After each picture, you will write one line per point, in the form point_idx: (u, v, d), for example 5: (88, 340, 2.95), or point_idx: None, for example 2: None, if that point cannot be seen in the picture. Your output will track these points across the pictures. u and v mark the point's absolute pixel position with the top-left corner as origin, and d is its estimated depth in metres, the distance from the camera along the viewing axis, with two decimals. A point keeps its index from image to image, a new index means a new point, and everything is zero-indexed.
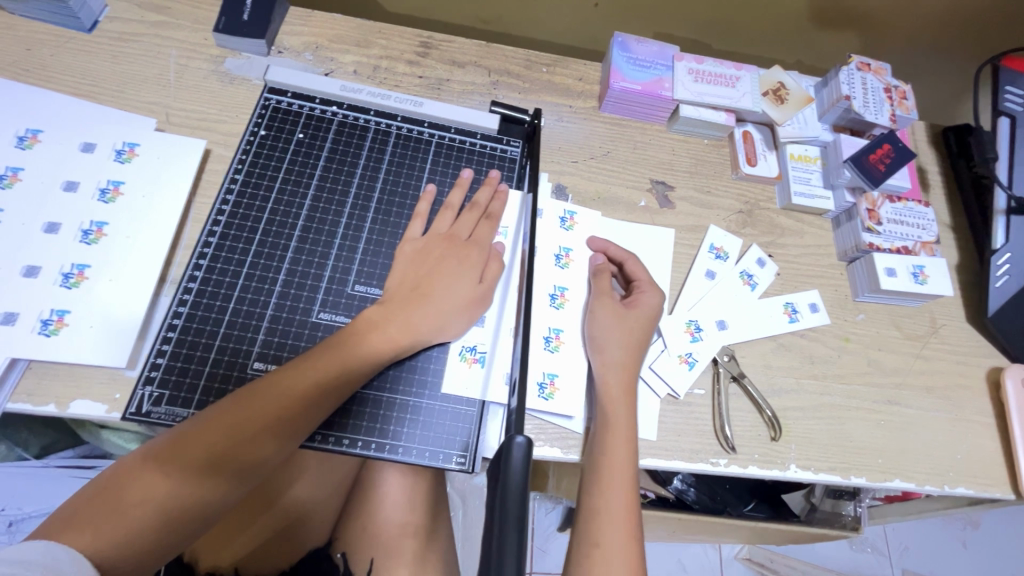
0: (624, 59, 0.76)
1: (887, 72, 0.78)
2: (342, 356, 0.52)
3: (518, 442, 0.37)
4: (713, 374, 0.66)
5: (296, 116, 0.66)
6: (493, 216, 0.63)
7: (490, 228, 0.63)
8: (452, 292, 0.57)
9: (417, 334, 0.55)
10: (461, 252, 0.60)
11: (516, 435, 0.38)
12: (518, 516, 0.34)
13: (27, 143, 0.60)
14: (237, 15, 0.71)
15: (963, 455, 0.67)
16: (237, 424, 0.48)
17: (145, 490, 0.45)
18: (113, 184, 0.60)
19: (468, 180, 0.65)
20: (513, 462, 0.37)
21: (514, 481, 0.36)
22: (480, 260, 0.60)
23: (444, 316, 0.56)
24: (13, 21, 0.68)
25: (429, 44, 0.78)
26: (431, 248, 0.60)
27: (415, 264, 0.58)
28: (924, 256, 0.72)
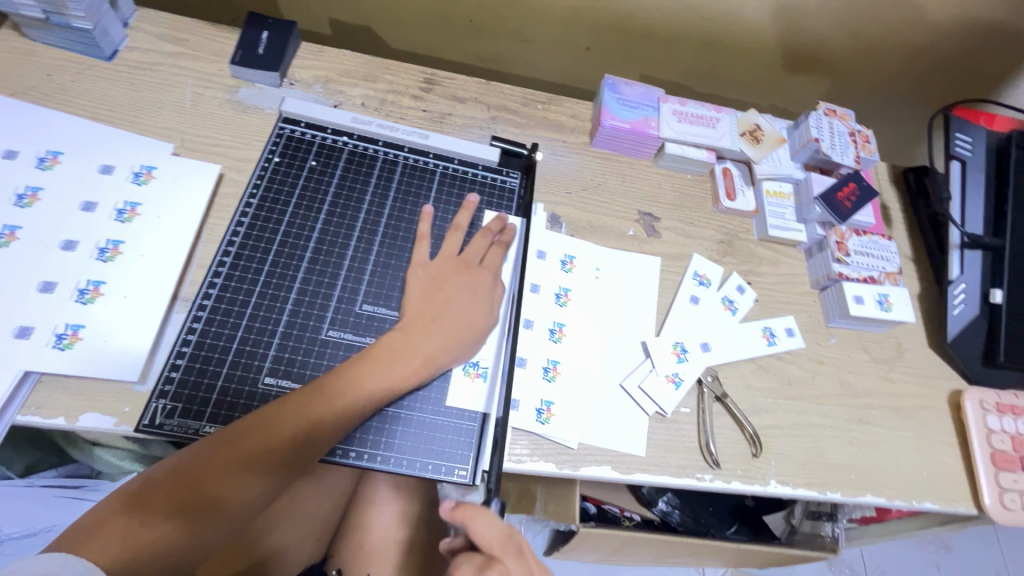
0: (614, 99, 0.82)
1: (851, 118, 0.86)
2: (349, 384, 0.54)
3: None
4: (698, 394, 0.70)
5: (309, 145, 0.70)
6: (500, 242, 0.67)
7: (500, 254, 0.66)
8: (464, 315, 0.61)
9: (434, 360, 0.58)
10: (472, 278, 0.63)
11: None
12: None
13: (47, 165, 0.62)
14: (253, 49, 0.76)
15: (929, 471, 0.72)
16: (229, 462, 0.49)
17: (138, 525, 0.45)
18: (129, 206, 0.62)
19: (474, 203, 0.69)
20: None
21: None
22: (488, 285, 0.64)
23: (458, 339, 0.59)
24: (35, 48, 0.71)
25: (432, 81, 0.83)
26: (444, 274, 0.63)
27: (427, 290, 0.61)
28: (889, 285, 0.78)
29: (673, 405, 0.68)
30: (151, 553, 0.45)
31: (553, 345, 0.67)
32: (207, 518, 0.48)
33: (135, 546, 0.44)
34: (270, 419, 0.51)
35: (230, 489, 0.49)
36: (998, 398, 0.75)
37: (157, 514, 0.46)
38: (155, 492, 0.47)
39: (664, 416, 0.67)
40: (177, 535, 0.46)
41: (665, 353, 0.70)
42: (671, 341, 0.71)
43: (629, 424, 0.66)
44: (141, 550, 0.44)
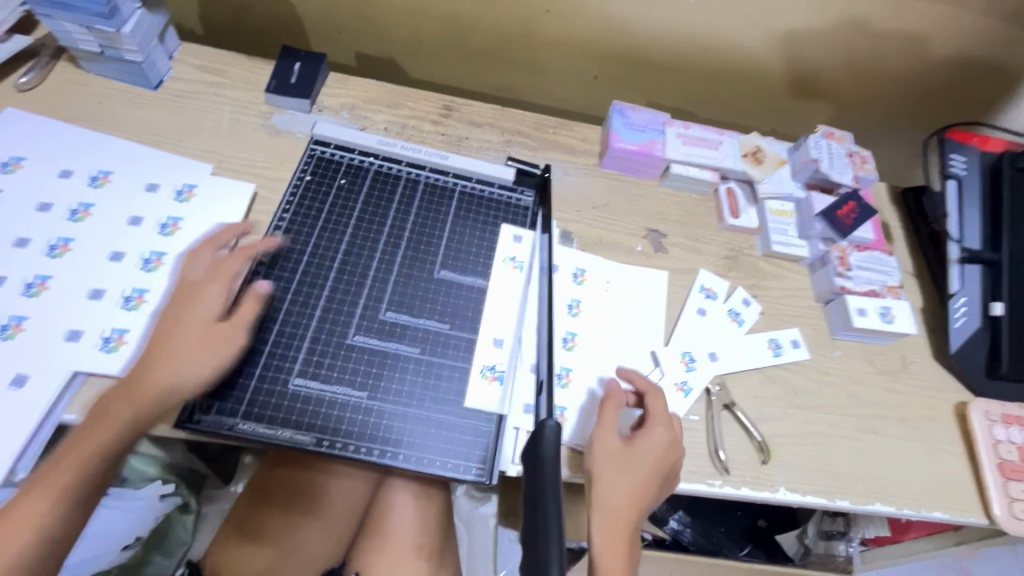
0: (621, 123, 0.87)
1: (849, 140, 0.90)
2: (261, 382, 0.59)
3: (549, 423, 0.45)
4: (706, 402, 0.72)
5: (339, 165, 0.75)
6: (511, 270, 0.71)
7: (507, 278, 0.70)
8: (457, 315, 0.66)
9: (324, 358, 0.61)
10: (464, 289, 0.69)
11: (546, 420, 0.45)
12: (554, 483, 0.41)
13: (98, 182, 0.68)
14: (285, 79, 0.82)
15: (937, 481, 0.73)
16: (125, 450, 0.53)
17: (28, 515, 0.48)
18: (172, 220, 0.67)
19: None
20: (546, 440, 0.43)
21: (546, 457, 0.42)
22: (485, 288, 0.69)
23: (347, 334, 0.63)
24: (88, 78, 0.78)
25: (451, 107, 0.88)
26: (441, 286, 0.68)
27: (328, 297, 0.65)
28: (891, 298, 0.81)
29: (683, 412, 0.70)
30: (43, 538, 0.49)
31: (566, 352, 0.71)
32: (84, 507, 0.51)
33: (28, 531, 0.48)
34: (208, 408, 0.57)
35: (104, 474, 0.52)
36: (1004, 409, 0.77)
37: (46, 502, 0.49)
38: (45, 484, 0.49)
39: None
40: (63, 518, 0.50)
41: (673, 362, 0.73)
42: (679, 350, 0.74)
43: (640, 430, 0.68)
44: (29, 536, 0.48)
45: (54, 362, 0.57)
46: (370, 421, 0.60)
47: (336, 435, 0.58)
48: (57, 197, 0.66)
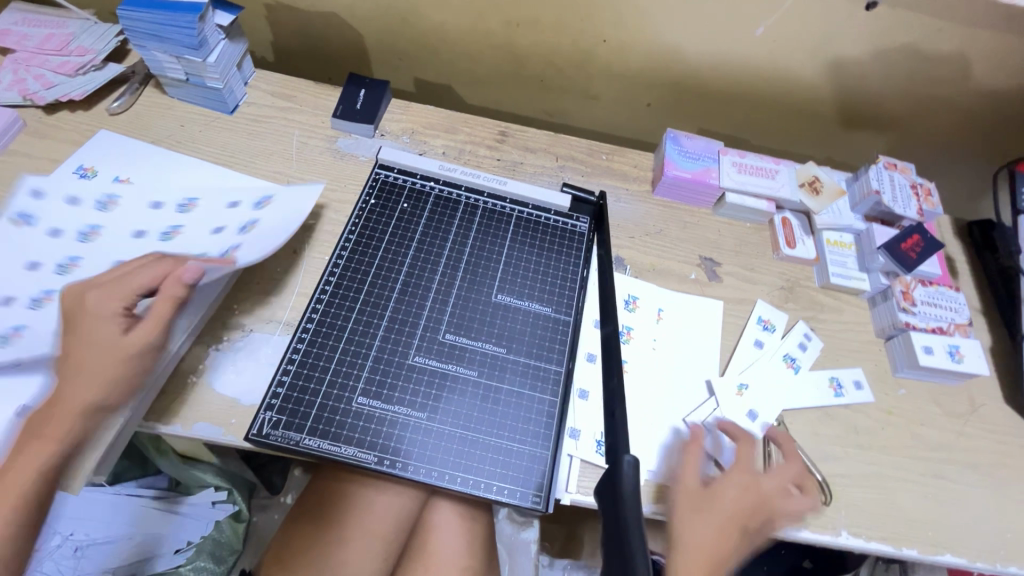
0: (676, 151, 0.87)
1: (912, 172, 0.88)
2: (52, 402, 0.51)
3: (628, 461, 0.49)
4: (763, 438, 0.70)
5: (401, 189, 0.77)
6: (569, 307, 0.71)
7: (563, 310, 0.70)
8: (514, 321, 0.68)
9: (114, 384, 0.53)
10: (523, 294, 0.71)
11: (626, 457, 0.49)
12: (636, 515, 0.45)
13: (187, 208, 0.72)
14: (352, 105, 0.85)
15: (1013, 534, 0.69)
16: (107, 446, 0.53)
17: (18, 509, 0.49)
18: (249, 222, 0.70)
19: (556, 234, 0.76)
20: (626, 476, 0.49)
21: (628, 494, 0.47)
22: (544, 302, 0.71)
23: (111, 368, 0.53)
24: (172, 103, 0.83)
25: (506, 133, 0.90)
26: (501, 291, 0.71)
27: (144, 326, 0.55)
28: (959, 337, 0.78)
29: None
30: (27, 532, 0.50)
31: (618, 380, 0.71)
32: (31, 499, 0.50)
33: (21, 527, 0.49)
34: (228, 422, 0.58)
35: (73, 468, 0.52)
36: None
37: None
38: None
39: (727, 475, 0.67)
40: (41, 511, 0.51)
41: (729, 394, 0.71)
42: (735, 381, 0.73)
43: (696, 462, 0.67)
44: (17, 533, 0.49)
45: None
46: (429, 443, 0.60)
47: (397, 456, 0.59)
48: (152, 214, 0.70)
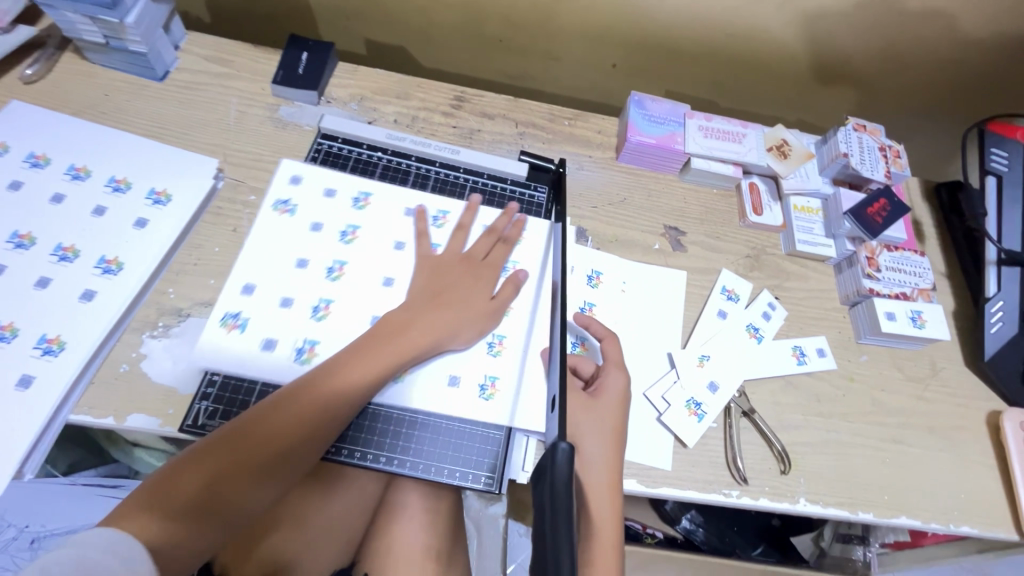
0: (639, 115, 0.83)
1: (881, 133, 0.85)
2: None
3: (562, 447, 0.39)
4: (724, 410, 0.69)
5: (347, 160, 0.75)
6: (516, 277, 0.68)
7: (512, 290, 0.67)
8: (468, 306, 0.64)
9: None
10: (475, 272, 0.67)
11: (560, 442, 0.40)
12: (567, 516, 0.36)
13: (114, 188, 0.66)
14: (293, 69, 0.79)
15: (967, 494, 0.70)
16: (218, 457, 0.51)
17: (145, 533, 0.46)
18: (283, 202, 0.70)
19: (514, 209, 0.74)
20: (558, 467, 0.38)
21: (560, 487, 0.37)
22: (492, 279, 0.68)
23: None
24: (94, 69, 0.76)
25: (462, 98, 0.85)
26: (450, 265, 0.67)
27: None
28: (922, 302, 0.77)
29: (695, 438, 0.66)
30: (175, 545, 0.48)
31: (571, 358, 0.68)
32: (229, 519, 0.51)
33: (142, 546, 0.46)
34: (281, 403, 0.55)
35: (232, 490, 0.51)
36: None
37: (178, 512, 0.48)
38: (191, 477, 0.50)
39: (686, 448, 0.66)
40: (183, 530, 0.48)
41: (689, 367, 0.70)
42: (697, 353, 0.71)
43: (653, 439, 0.66)
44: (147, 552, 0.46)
45: (60, 362, 0.56)
46: (376, 427, 0.61)
47: (349, 442, 0.60)
48: (73, 198, 0.65)
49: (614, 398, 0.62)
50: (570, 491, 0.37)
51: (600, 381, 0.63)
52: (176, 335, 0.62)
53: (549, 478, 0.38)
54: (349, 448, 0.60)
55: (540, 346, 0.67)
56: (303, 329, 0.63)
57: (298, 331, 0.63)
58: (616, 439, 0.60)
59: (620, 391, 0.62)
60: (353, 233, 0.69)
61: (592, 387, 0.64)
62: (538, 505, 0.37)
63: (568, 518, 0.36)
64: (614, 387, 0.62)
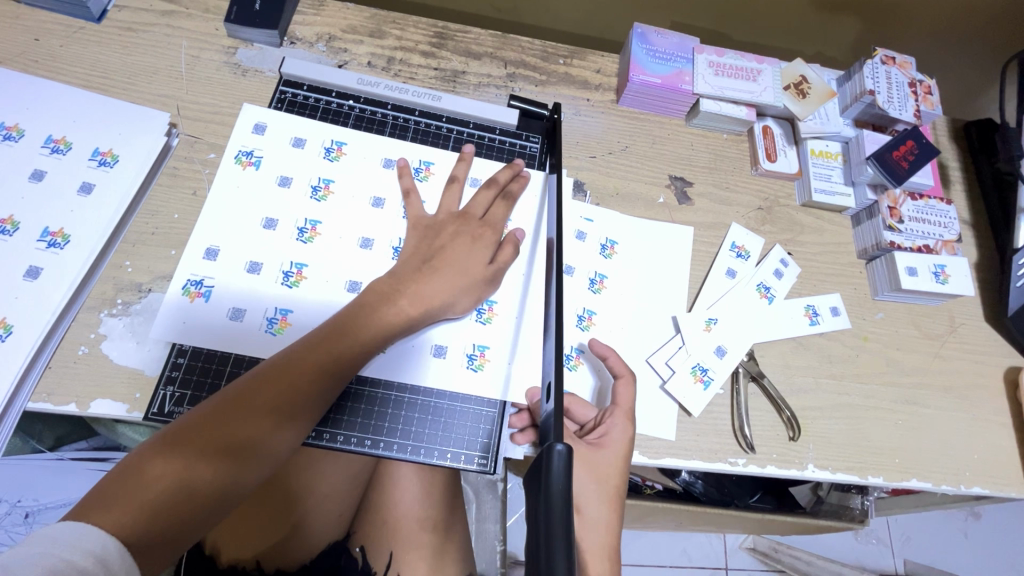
0: (643, 51, 0.74)
1: (912, 67, 0.76)
2: None
3: (558, 451, 0.35)
4: (732, 374, 0.65)
5: (314, 110, 0.67)
6: (515, 238, 0.62)
7: (512, 252, 0.62)
8: (460, 272, 0.58)
9: None
10: (473, 232, 0.61)
11: (555, 443, 0.36)
12: (564, 531, 0.32)
13: (52, 149, 0.59)
14: (249, 5, 0.70)
15: (980, 455, 0.67)
16: (221, 412, 0.48)
17: (142, 486, 0.43)
18: (247, 153, 0.62)
19: (520, 165, 0.67)
20: (553, 476, 0.35)
21: (556, 498, 0.34)
22: (493, 243, 0.62)
23: None
24: (19, 10, 0.66)
25: (444, 35, 0.76)
26: (443, 227, 0.61)
27: None
28: (946, 255, 0.71)
29: (701, 406, 0.63)
30: (175, 503, 0.44)
31: (568, 373, 0.62)
32: (234, 471, 0.47)
33: (138, 504, 0.42)
34: (291, 359, 0.51)
35: (235, 441, 0.47)
36: None
37: (178, 470, 0.45)
38: (198, 431, 0.47)
39: (690, 416, 0.63)
40: (181, 483, 0.44)
41: (696, 331, 0.65)
42: (703, 317, 0.66)
43: (658, 407, 0.62)
44: (146, 507, 0.42)
45: (9, 347, 0.51)
46: (361, 409, 0.57)
47: (334, 427, 0.56)
48: (5, 162, 0.57)
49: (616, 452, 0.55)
50: (568, 500, 0.34)
51: (602, 431, 0.56)
52: (137, 313, 0.57)
53: (544, 487, 0.34)
54: (331, 432, 0.56)
55: (535, 314, 0.62)
56: (277, 301, 0.58)
57: (266, 298, 0.58)
58: (614, 493, 0.55)
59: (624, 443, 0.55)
60: (327, 188, 0.62)
61: (592, 435, 0.57)
62: (531, 516, 0.34)
63: (565, 534, 0.32)
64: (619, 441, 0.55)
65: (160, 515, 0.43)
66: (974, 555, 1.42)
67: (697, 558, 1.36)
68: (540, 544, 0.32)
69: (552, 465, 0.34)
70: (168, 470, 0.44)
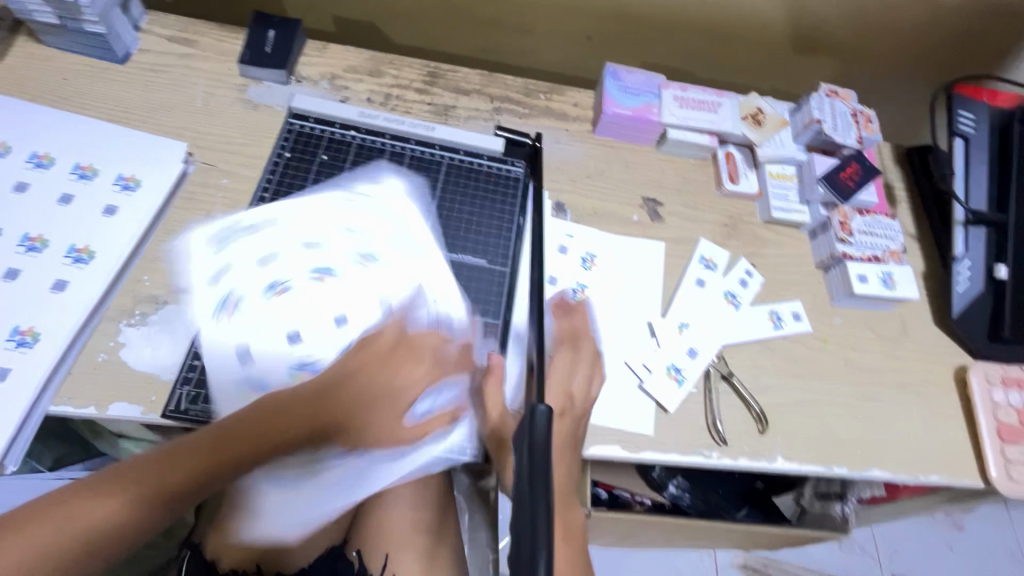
0: (615, 87, 0.83)
1: (853, 99, 0.86)
2: None
3: (541, 410, 0.39)
4: (704, 374, 0.71)
5: (319, 140, 0.74)
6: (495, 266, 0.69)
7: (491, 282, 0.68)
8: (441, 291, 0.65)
9: None
10: (452, 273, 0.68)
11: (538, 406, 0.40)
12: (545, 473, 0.36)
13: (78, 175, 0.65)
14: (260, 48, 0.77)
15: (936, 446, 0.73)
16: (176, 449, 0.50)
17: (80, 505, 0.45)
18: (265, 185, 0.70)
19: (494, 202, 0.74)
20: (537, 431, 0.38)
21: (537, 448, 0.38)
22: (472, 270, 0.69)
23: None
24: (50, 53, 0.73)
25: (436, 74, 0.84)
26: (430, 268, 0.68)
27: None
28: (893, 264, 0.79)
29: (676, 403, 0.68)
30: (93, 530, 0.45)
31: None
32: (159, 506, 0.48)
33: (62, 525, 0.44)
34: (267, 405, 0.56)
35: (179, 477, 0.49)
36: (1004, 372, 0.76)
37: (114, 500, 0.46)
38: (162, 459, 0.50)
39: (667, 413, 0.68)
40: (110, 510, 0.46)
41: (669, 335, 0.71)
42: (676, 322, 0.73)
43: (635, 405, 0.67)
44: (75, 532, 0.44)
45: (36, 354, 0.56)
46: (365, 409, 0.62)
47: None
48: (35, 188, 0.63)
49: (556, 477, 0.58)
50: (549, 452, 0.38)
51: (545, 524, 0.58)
52: (154, 323, 0.61)
53: (529, 441, 0.38)
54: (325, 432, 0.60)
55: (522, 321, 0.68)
56: (284, 313, 0.62)
57: (274, 309, 0.62)
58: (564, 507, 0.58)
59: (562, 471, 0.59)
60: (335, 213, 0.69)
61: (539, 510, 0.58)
62: (517, 465, 0.38)
63: (546, 478, 0.36)
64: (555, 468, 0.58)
65: (98, 547, 0.45)
66: (959, 566, 1.44)
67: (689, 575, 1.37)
68: (525, 486, 0.36)
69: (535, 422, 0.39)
70: (116, 499, 0.46)
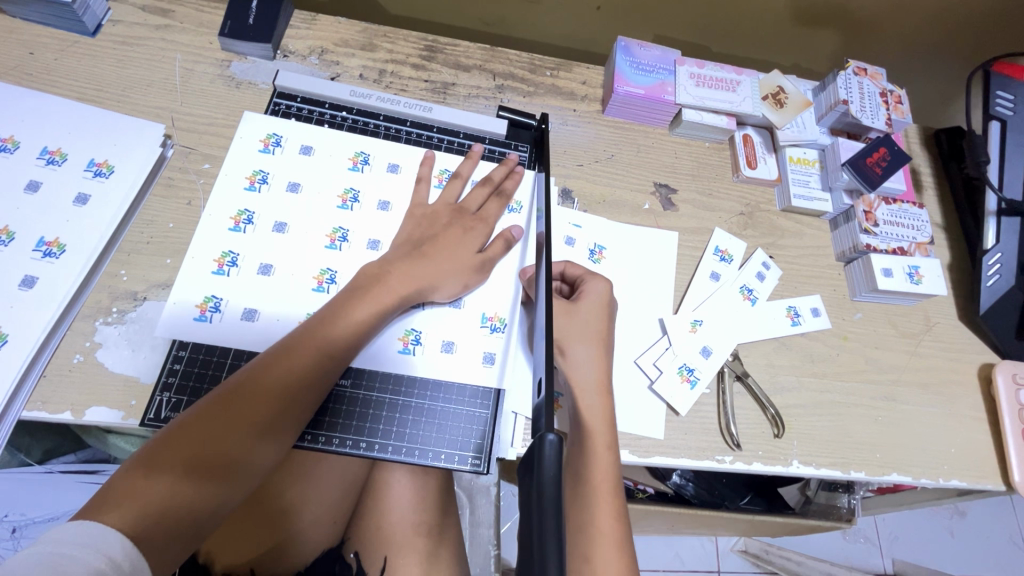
0: (627, 63, 0.77)
1: (883, 78, 0.80)
2: None
3: (550, 439, 0.35)
4: (717, 374, 0.67)
5: (307, 121, 0.69)
6: (508, 235, 0.65)
7: (503, 248, 0.64)
8: (455, 254, 0.61)
9: None
10: (466, 224, 0.64)
11: (547, 433, 0.35)
12: (555, 512, 0.32)
13: (46, 160, 0.60)
14: (242, 19, 0.71)
15: (958, 448, 0.70)
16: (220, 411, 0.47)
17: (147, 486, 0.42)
18: (277, 141, 0.65)
19: (514, 161, 0.70)
20: (546, 462, 0.34)
21: (547, 484, 0.33)
22: (486, 234, 0.64)
23: None
24: (14, 24, 0.67)
25: (434, 48, 0.78)
26: (439, 216, 0.64)
27: None
28: (919, 256, 0.74)
29: (688, 406, 0.64)
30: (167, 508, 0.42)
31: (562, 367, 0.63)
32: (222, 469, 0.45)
33: (145, 505, 0.41)
34: (268, 363, 0.50)
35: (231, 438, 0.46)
36: None
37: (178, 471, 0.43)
38: (205, 423, 0.46)
39: (677, 416, 0.64)
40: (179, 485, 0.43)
41: (681, 333, 0.67)
42: (689, 318, 0.68)
43: (644, 407, 0.64)
44: (153, 511, 0.41)
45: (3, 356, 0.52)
46: (358, 413, 0.58)
47: (316, 428, 0.57)
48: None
49: (599, 434, 0.56)
50: (559, 489, 0.33)
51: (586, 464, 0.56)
52: (132, 321, 0.57)
53: (536, 477, 0.34)
54: (313, 433, 0.56)
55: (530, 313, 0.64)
56: (295, 290, 0.59)
57: (274, 298, 0.59)
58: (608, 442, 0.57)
59: (603, 419, 0.57)
60: (350, 185, 0.65)
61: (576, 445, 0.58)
62: (522, 499, 0.34)
63: (555, 516, 0.32)
64: (593, 420, 0.57)
65: (178, 522, 0.42)
66: (960, 553, 1.44)
67: (690, 562, 1.37)
68: (532, 526, 0.31)
69: (543, 454, 0.34)
70: (175, 473, 0.43)
